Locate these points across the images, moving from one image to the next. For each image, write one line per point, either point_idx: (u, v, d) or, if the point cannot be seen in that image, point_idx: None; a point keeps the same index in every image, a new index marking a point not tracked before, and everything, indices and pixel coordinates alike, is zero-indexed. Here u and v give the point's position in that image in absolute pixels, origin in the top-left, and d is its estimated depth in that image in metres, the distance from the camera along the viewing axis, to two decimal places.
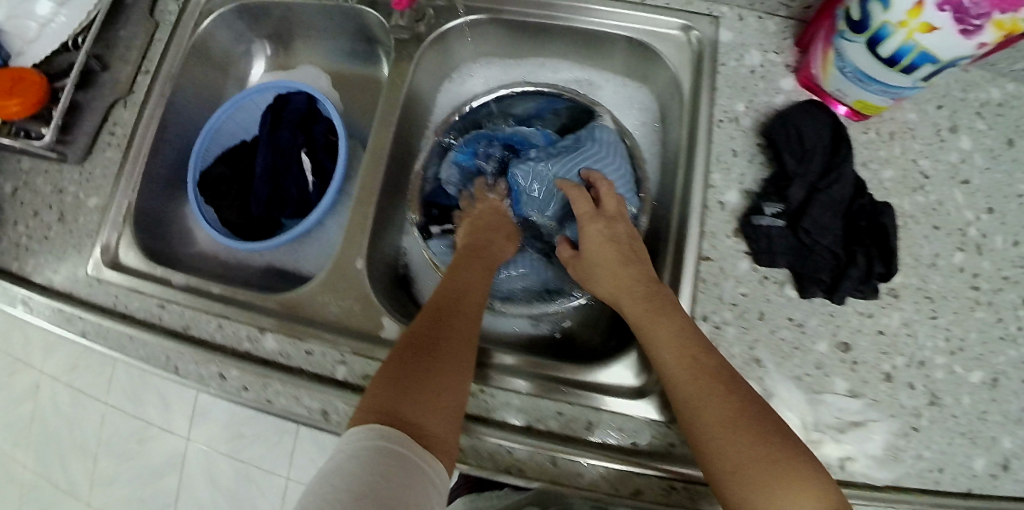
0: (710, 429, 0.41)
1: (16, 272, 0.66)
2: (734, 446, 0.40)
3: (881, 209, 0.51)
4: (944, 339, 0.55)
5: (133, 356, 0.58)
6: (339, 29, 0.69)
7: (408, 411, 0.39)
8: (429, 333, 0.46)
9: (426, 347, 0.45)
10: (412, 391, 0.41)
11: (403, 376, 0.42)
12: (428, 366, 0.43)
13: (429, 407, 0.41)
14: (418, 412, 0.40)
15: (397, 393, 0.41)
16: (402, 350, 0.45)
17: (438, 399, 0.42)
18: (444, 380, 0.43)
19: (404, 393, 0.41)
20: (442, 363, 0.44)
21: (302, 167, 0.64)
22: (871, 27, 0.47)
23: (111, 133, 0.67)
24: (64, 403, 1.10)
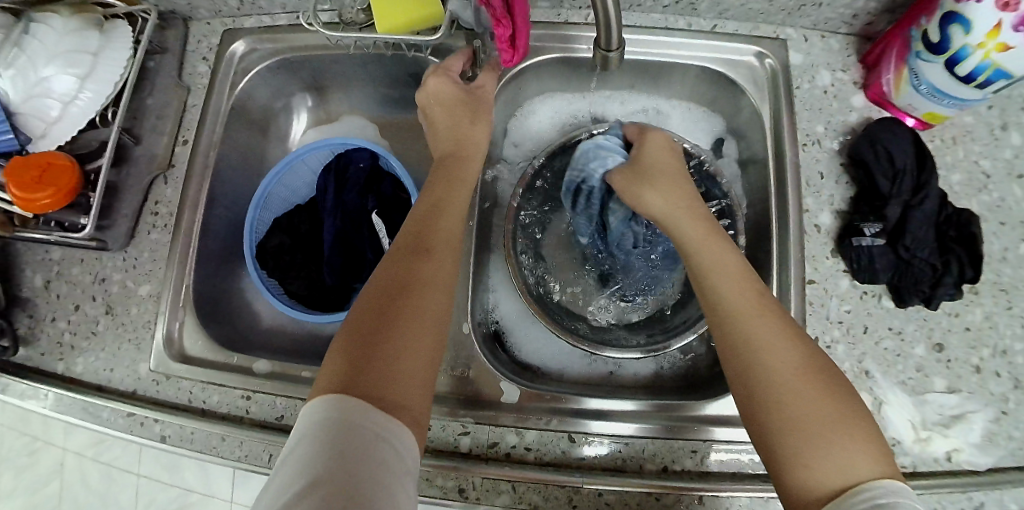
0: (765, 367, 0.40)
1: (65, 375, 0.60)
2: (777, 384, 0.40)
3: (968, 219, 0.55)
4: (1022, 326, 0.58)
5: (229, 457, 0.54)
6: (387, 77, 0.67)
7: (359, 380, 0.38)
8: (402, 283, 0.44)
9: (398, 297, 0.44)
10: (375, 353, 0.40)
11: (371, 334, 0.41)
12: (400, 322, 0.42)
13: (402, 357, 0.41)
14: (380, 380, 0.39)
15: (352, 370, 0.39)
16: (363, 309, 0.43)
17: (399, 355, 0.41)
18: (411, 334, 0.42)
19: (363, 363, 0.39)
20: (405, 314, 0.43)
21: (373, 227, 0.62)
22: (951, 48, 0.50)
23: (153, 211, 0.62)
24: (94, 482, 0.98)
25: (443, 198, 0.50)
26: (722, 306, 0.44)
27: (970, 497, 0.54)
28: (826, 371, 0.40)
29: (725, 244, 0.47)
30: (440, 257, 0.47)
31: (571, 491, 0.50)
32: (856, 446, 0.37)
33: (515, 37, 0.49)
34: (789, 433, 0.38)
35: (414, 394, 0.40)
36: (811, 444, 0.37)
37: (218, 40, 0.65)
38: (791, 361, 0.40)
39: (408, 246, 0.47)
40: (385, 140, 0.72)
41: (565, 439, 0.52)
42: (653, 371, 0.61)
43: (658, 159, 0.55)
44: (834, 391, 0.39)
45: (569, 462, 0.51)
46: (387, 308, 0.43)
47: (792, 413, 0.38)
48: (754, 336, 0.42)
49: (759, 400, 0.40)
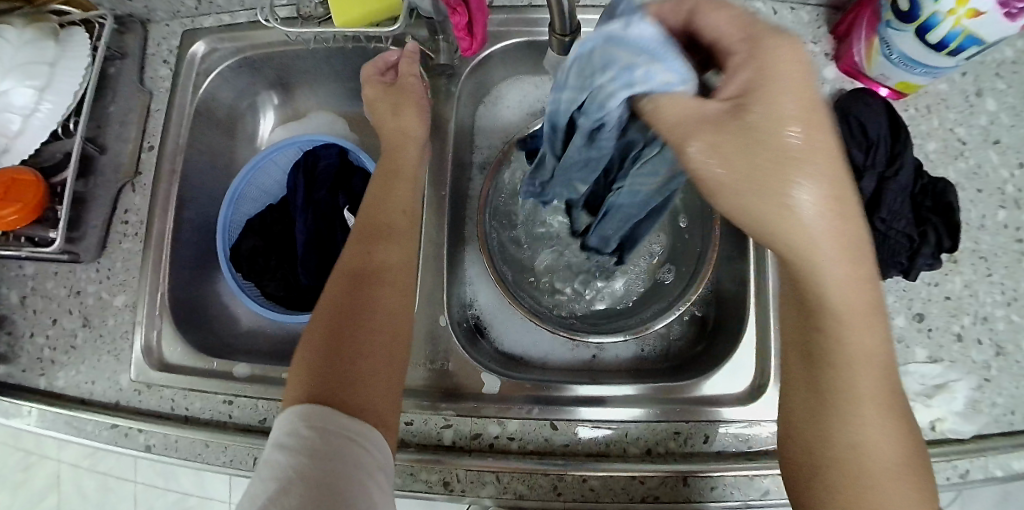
0: (849, 417, 0.37)
1: (46, 390, 0.59)
2: (858, 432, 0.37)
3: (943, 189, 0.55)
4: (1000, 292, 0.58)
5: (214, 463, 0.54)
6: (353, 71, 0.66)
7: (326, 391, 0.41)
8: (354, 296, 0.47)
9: (355, 312, 0.46)
10: (334, 365, 0.42)
11: (330, 346, 0.44)
12: (357, 331, 0.44)
13: (360, 362, 0.43)
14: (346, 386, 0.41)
15: (316, 381, 0.41)
16: (321, 323, 0.45)
17: (357, 363, 0.43)
18: (369, 340, 0.44)
19: (325, 374, 0.42)
20: (360, 324, 0.45)
21: (347, 225, 0.62)
22: (921, 16, 0.49)
23: (124, 221, 0.61)
24: (92, 493, 0.99)
25: (385, 206, 0.52)
26: (818, 319, 0.35)
27: (954, 465, 0.54)
28: (893, 394, 0.37)
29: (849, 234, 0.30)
30: (387, 263, 0.49)
31: (555, 479, 0.50)
32: (914, 483, 0.36)
33: (473, 25, 0.49)
34: (854, 473, 0.36)
35: (379, 398, 0.42)
36: (874, 485, 0.36)
37: (178, 42, 0.64)
38: (867, 397, 0.36)
39: (357, 256, 0.49)
40: (356, 136, 0.71)
41: (548, 427, 0.52)
42: (632, 357, 0.61)
43: (763, 118, 0.29)
44: (899, 417, 0.37)
45: (552, 449, 0.51)
46: (341, 320, 0.45)
47: (857, 454, 0.36)
48: (834, 370, 0.36)
49: (829, 438, 0.37)
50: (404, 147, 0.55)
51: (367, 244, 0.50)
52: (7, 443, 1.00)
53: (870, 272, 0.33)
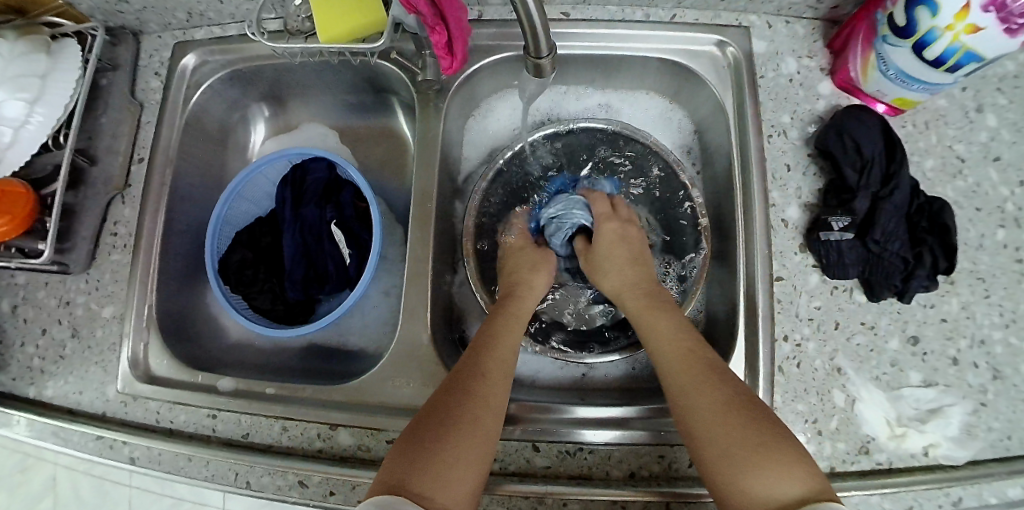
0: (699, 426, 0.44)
1: (36, 400, 0.60)
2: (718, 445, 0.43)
3: (941, 208, 0.54)
4: (998, 314, 0.57)
5: (196, 477, 0.54)
6: (343, 83, 0.66)
7: (406, 485, 0.40)
8: (472, 374, 0.48)
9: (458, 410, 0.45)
10: (427, 457, 0.42)
11: (425, 438, 0.43)
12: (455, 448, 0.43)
13: (447, 471, 0.42)
14: (430, 474, 0.41)
15: (409, 466, 0.41)
16: (437, 395, 0.47)
17: (449, 460, 0.42)
18: (463, 461, 0.43)
19: (424, 464, 0.41)
20: (459, 434, 0.44)
21: (334, 239, 0.61)
22: (918, 31, 0.47)
23: (114, 232, 0.62)
24: (88, 496, 1.00)
25: (510, 308, 0.55)
26: (664, 369, 0.49)
27: (947, 493, 0.53)
28: (744, 400, 0.45)
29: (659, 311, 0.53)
30: (497, 356, 0.50)
31: (536, 502, 0.50)
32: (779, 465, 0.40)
33: (452, 44, 0.49)
34: (724, 469, 0.42)
35: (454, 492, 0.41)
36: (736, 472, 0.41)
37: (170, 54, 0.64)
38: (713, 403, 0.44)
39: (470, 357, 0.49)
40: (347, 147, 0.71)
41: (529, 448, 0.51)
42: (618, 375, 0.60)
43: (607, 240, 0.59)
44: (755, 415, 0.43)
45: (534, 471, 0.51)
46: (444, 427, 0.44)
47: (717, 449, 0.43)
48: (685, 393, 0.46)
49: (694, 445, 0.44)
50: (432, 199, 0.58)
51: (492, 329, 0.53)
52: (8, 445, 1.02)
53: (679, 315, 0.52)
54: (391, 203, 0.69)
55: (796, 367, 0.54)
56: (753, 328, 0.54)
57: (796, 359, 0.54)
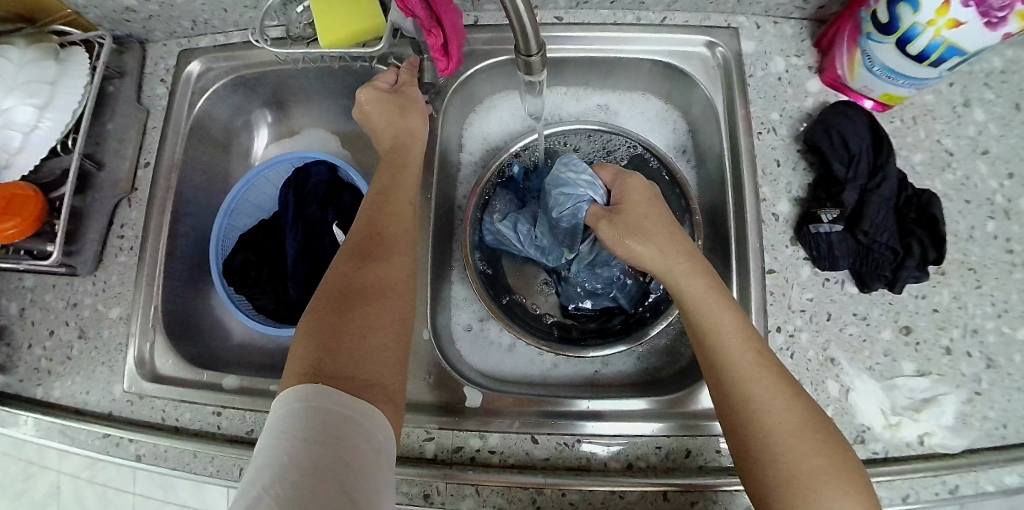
0: (760, 414, 0.41)
1: (43, 400, 0.61)
2: (775, 441, 0.40)
3: (929, 201, 0.55)
4: (990, 304, 0.58)
5: (201, 473, 0.55)
6: (343, 88, 0.67)
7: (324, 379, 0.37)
8: (357, 274, 0.45)
9: (358, 273, 0.45)
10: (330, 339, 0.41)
11: (325, 327, 0.42)
12: (359, 316, 0.42)
13: (359, 345, 0.41)
14: (342, 366, 0.39)
15: (314, 356, 0.39)
16: (324, 297, 0.44)
17: (351, 332, 0.41)
18: (365, 319, 0.42)
19: (330, 347, 0.40)
20: (357, 300, 0.43)
21: (336, 239, 0.63)
22: (901, 28, 0.49)
23: (120, 235, 0.63)
24: (92, 504, 1.00)
25: (390, 186, 0.51)
26: (725, 366, 0.43)
27: (943, 481, 0.54)
28: (809, 409, 0.41)
29: (699, 274, 0.46)
30: (391, 261, 0.47)
31: (535, 493, 0.50)
32: (842, 481, 0.38)
33: (449, 45, 0.51)
34: (787, 486, 0.38)
35: (378, 373, 0.40)
36: (805, 486, 0.38)
37: (175, 62, 0.66)
38: (784, 416, 0.40)
39: (354, 243, 0.47)
40: (347, 151, 0.73)
41: (528, 440, 0.52)
42: (616, 370, 0.61)
43: (641, 209, 0.51)
44: (816, 422, 0.41)
45: (533, 463, 0.52)
46: (339, 304, 0.43)
47: (779, 463, 0.39)
48: (748, 397, 0.41)
49: (754, 455, 0.40)
50: (412, 149, 0.55)
51: (368, 235, 0.48)
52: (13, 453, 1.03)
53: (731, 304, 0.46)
54: None
55: (791, 358, 0.55)
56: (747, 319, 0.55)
57: (791, 350, 0.55)
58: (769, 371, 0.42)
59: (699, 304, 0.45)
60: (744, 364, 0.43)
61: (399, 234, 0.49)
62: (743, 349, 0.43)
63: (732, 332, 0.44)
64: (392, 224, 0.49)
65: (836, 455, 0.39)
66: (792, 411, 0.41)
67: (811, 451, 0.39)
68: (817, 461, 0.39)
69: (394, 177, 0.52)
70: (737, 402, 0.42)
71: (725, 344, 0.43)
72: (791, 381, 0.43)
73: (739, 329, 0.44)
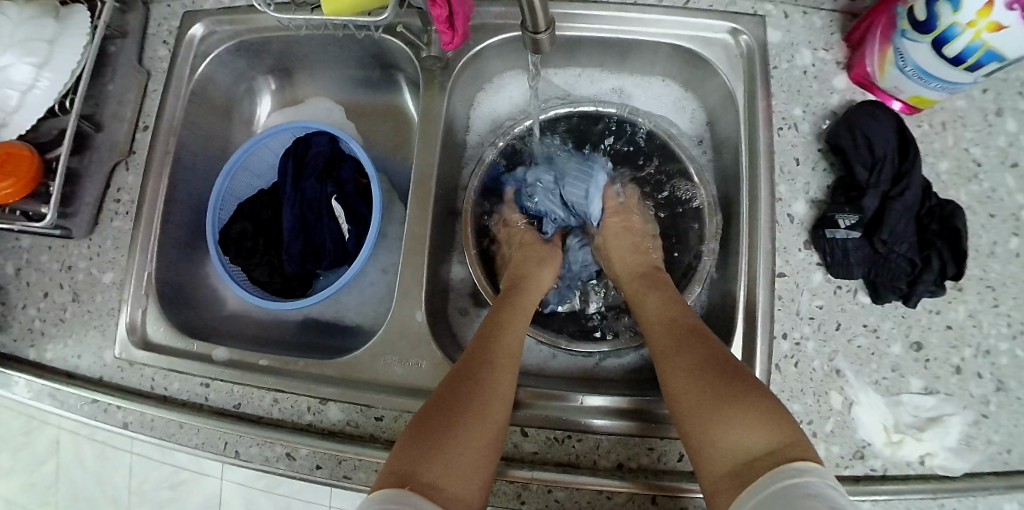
0: (673, 390, 0.45)
1: (34, 362, 0.61)
2: (692, 408, 0.43)
3: (953, 213, 0.52)
4: (1006, 324, 0.56)
5: (186, 445, 0.54)
6: (350, 57, 0.65)
7: (418, 470, 0.40)
8: (482, 353, 0.49)
9: (471, 403, 0.45)
10: (432, 454, 0.41)
11: (428, 435, 0.42)
12: (470, 418, 0.44)
13: (455, 469, 0.41)
14: (439, 452, 0.41)
15: (418, 459, 0.41)
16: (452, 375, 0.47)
17: (454, 455, 0.41)
18: (469, 451, 0.42)
19: (439, 436, 0.42)
20: (454, 429, 0.43)
21: (334, 215, 0.62)
22: (938, 27, 0.46)
23: (117, 199, 0.62)
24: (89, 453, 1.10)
25: (503, 326, 0.51)
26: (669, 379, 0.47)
27: (941, 504, 0.52)
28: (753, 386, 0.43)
29: (653, 291, 0.54)
30: (510, 346, 0.50)
31: (521, 487, 0.49)
32: (760, 423, 0.40)
33: (454, 18, 0.49)
34: (705, 429, 0.42)
35: (472, 452, 0.42)
36: (720, 431, 0.41)
37: (178, 23, 0.64)
38: (697, 382, 0.44)
39: (465, 372, 0.47)
40: (353, 124, 0.71)
41: (517, 433, 0.51)
42: (611, 365, 0.59)
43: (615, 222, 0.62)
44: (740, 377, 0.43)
45: (521, 456, 0.51)
46: (463, 385, 0.46)
47: (699, 418, 0.42)
48: (671, 387, 0.46)
49: (689, 430, 0.43)
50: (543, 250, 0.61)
51: (494, 323, 0.52)
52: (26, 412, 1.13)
53: (672, 296, 0.53)
54: (393, 181, 0.69)
55: (795, 367, 0.53)
56: (751, 324, 0.54)
57: (796, 358, 0.53)
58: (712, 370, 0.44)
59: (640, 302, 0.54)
60: (687, 365, 0.46)
61: (518, 327, 0.52)
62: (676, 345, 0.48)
63: (680, 340, 0.48)
64: (516, 328, 0.52)
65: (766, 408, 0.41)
66: (714, 377, 0.44)
67: (738, 415, 0.41)
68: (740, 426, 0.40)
69: (522, 268, 0.59)
70: (667, 388, 0.46)
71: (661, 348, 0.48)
72: (745, 372, 0.44)
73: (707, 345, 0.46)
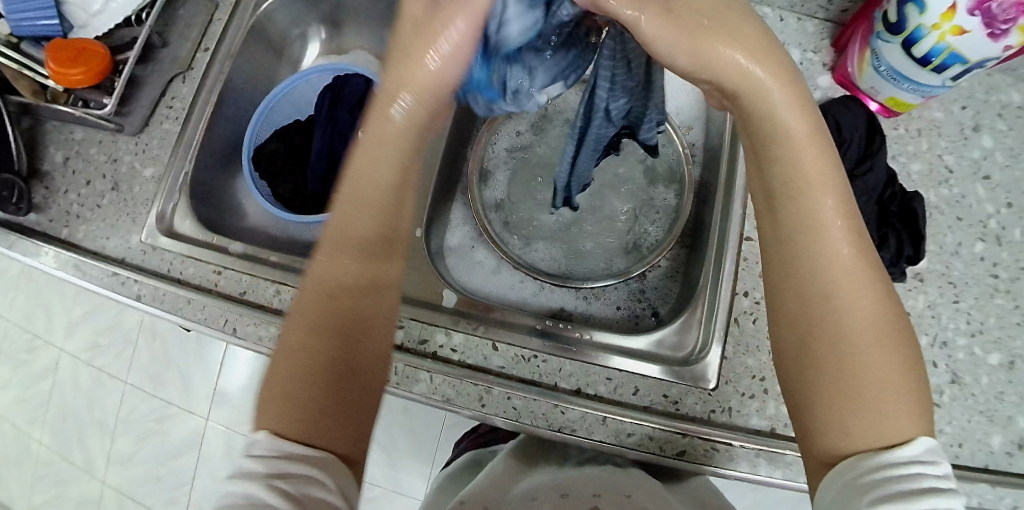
0: (844, 307, 0.37)
1: (67, 238, 0.67)
2: (852, 341, 0.37)
3: (912, 197, 0.56)
4: (965, 321, 0.59)
5: (192, 319, 0.59)
6: (392, 15, 0.74)
7: (291, 421, 0.36)
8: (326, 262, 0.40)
9: (348, 332, 0.40)
10: (307, 412, 0.37)
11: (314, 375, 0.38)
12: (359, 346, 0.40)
13: (339, 417, 0.38)
14: (328, 392, 0.38)
15: (287, 406, 0.37)
16: (319, 292, 0.40)
17: (340, 399, 0.38)
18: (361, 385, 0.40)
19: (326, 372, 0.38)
20: (343, 389, 0.39)
21: (358, 144, 0.69)
22: (907, 28, 0.51)
23: (169, 105, 0.69)
24: (85, 383, 1.19)
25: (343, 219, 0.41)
26: (807, 235, 0.38)
27: None
28: (888, 306, 0.38)
29: (821, 153, 0.39)
30: (345, 239, 0.41)
31: (484, 391, 0.53)
32: (917, 412, 0.36)
33: None
34: (842, 403, 0.36)
35: (368, 377, 0.41)
36: (881, 410, 0.35)
37: None
38: (860, 325, 0.37)
39: (340, 286, 0.40)
40: None
41: (489, 347, 0.55)
42: (595, 312, 0.64)
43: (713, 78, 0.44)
44: (895, 334, 0.37)
45: (489, 368, 0.55)
46: (344, 309, 0.40)
47: (861, 368, 0.36)
48: (824, 277, 0.38)
49: (812, 342, 0.38)
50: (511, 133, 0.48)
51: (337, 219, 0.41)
52: (39, 332, 1.22)
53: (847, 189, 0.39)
54: None
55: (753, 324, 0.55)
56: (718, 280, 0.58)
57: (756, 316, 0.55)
58: (894, 334, 0.37)
59: (808, 197, 0.38)
60: (861, 311, 0.37)
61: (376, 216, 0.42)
62: (816, 168, 0.38)
63: (848, 251, 0.38)
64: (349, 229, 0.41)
65: (909, 362, 0.37)
66: (873, 317, 0.37)
67: (877, 359, 0.36)
68: (880, 370, 0.36)
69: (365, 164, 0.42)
70: (829, 304, 0.37)
71: (821, 227, 0.38)
72: (889, 305, 0.38)
73: (848, 218, 0.38)
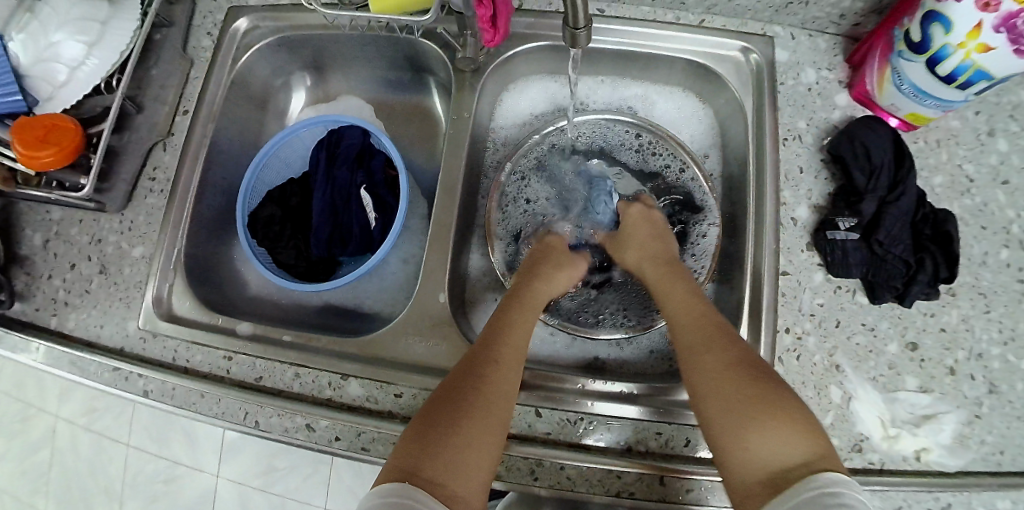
0: (695, 369, 0.50)
1: (56, 330, 0.62)
2: (722, 394, 0.48)
3: (945, 218, 0.56)
4: (998, 330, 0.58)
5: (207, 415, 0.55)
6: (385, 58, 0.70)
7: (415, 471, 0.43)
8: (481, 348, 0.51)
9: (461, 400, 0.47)
10: (427, 459, 0.43)
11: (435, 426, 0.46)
12: (472, 414, 0.46)
13: (452, 467, 0.43)
14: (440, 443, 0.44)
15: (412, 454, 0.44)
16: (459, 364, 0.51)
17: (448, 455, 0.44)
18: (470, 449, 0.44)
19: (445, 426, 0.45)
20: (448, 443, 0.44)
21: (361, 202, 0.65)
22: (932, 47, 0.50)
23: (152, 176, 0.64)
24: (86, 449, 1.13)
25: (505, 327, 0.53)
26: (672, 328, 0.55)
27: (937, 498, 0.53)
28: (745, 360, 0.49)
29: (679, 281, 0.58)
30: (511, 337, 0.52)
31: (535, 463, 0.51)
32: (797, 433, 0.44)
33: (496, 17, 0.54)
34: (738, 440, 0.45)
35: (478, 440, 0.45)
36: (753, 437, 0.45)
37: (223, 18, 0.68)
38: (724, 384, 0.48)
39: (471, 362, 0.50)
40: (380, 122, 0.75)
41: (531, 413, 0.53)
42: (627, 357, 0.62)
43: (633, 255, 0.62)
44: (761, 380, 0.47)
45: (535, 435, 0.53)
46: (471, 384, 0.48)
47: (732, 413, 0.46)
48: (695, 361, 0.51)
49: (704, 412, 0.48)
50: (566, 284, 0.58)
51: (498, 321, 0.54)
52: (30, 400, 1.16)
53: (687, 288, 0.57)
54: (417, 178, 0.72)
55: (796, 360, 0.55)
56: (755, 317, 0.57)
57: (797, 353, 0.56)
58: (754, 378, 0.47)
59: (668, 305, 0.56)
60: (715, 373, 0.49)
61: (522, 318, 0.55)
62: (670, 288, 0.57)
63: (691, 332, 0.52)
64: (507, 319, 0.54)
65: (776, 388, 0.47)
66: (727, 368, 0.49)
67: (734, 398, 0.47)
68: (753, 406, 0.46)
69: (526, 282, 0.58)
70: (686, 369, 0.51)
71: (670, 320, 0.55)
72: (747, 360, 0.49)
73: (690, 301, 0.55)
